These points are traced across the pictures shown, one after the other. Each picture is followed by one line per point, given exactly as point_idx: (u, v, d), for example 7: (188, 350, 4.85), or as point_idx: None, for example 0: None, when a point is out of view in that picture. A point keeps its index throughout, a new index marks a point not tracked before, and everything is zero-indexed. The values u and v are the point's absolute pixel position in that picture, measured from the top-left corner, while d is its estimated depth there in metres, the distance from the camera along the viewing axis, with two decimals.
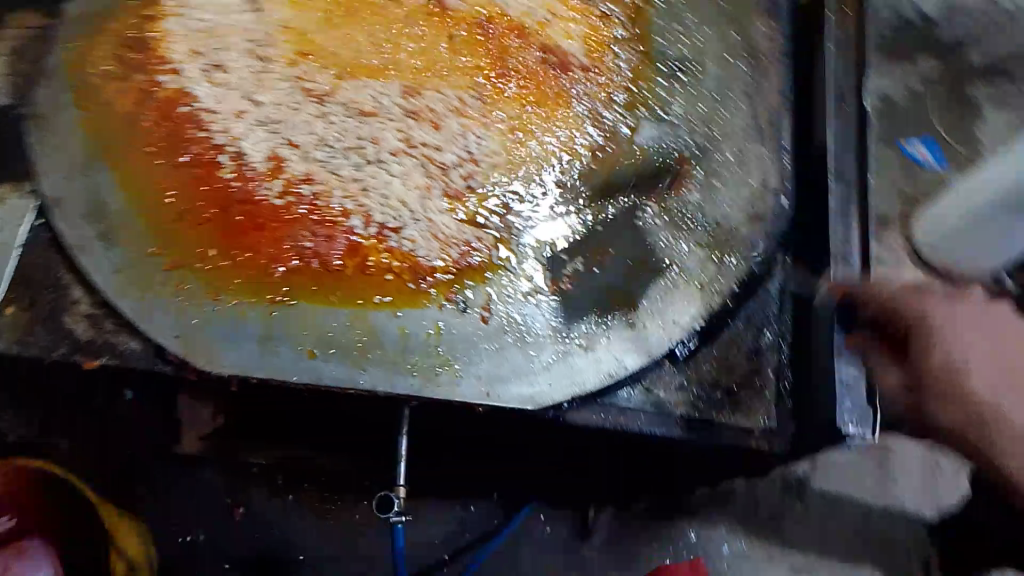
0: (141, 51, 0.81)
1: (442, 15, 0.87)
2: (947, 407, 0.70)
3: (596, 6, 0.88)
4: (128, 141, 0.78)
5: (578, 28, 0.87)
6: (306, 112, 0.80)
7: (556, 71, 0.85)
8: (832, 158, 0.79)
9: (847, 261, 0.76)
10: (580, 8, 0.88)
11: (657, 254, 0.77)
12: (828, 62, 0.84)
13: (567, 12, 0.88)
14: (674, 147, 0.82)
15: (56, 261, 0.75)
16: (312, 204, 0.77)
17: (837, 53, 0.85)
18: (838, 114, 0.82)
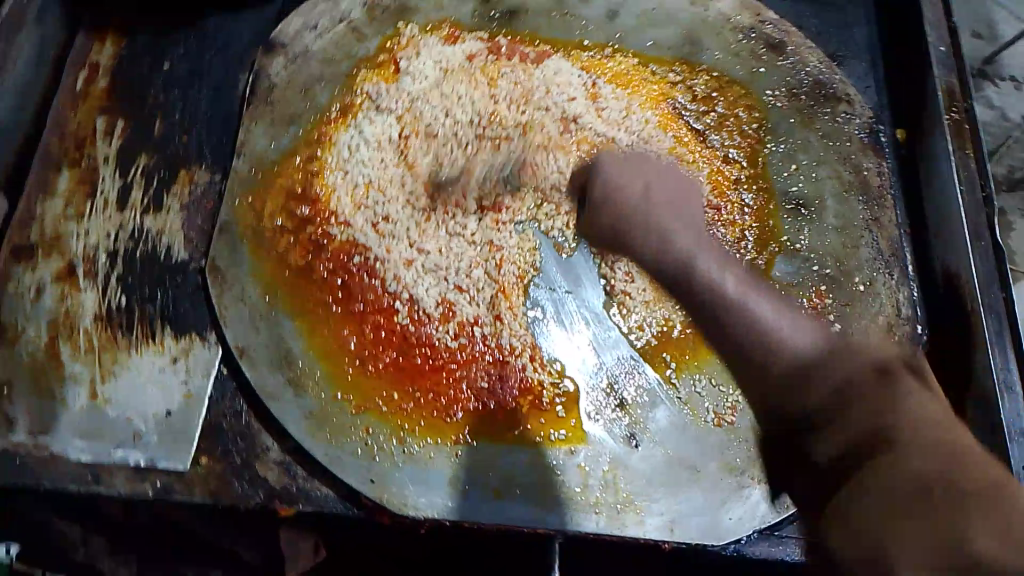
0: (309, 205, 0.86)
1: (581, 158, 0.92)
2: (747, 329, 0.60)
3: (718, 150, 0.95)
4: (305, 292, 0.82)
5: (703, 172, 0.94)
6: (468, 258, 0.85)
7: None
8: (980, 290, 0.83)
9: (1013, 392, 0.78)
10: (703, 152, 0.95)
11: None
12: (961, 194, 0.87)
13: (691, 157, 0.95)
14: (812, 279, 0.89)
15: (244, 408, 0.79)
16: (484, 345, 0.81)
17: (968, 188, 0.88)
18: (976, 249, 0.85)
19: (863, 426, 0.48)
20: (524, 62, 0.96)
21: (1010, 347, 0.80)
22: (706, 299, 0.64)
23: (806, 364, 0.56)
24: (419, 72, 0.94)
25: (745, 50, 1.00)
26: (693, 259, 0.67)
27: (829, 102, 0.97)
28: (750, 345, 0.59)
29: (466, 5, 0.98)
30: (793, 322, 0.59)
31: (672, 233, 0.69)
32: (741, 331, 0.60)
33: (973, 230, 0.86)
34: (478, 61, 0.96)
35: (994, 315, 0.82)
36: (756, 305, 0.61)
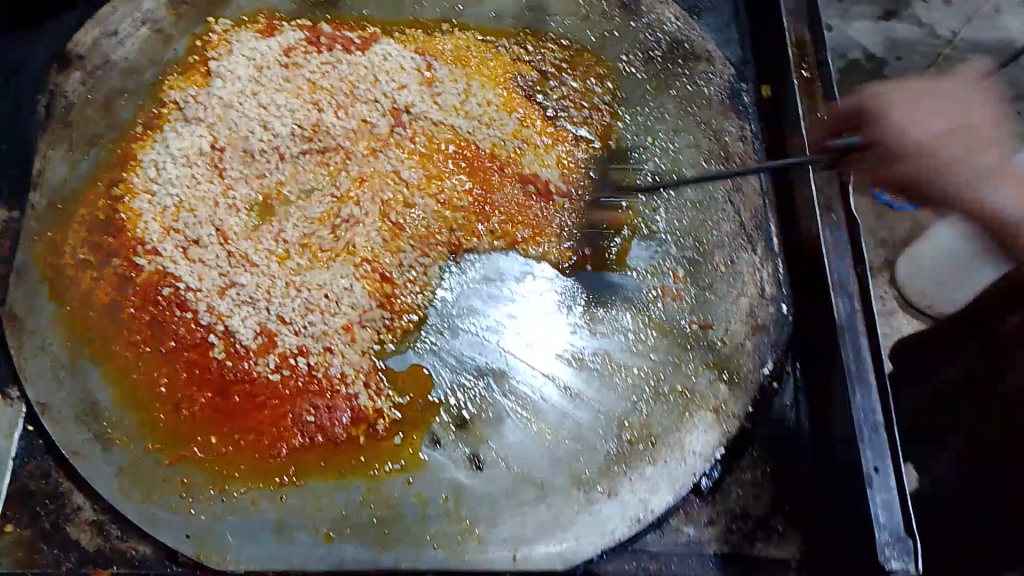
0: (114, 235, 0.79)
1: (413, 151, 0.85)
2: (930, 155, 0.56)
3: (568, 130, 0.88)
4: (113, 333, 0.76)
5: (552, 154, 0.87)
6: (280, 283, 0.77)
7: (537, 202, 0.85)
8: (828, 267, 0.75)
9: (864, 382, 0.71)
10: (551, 131, 0.88)
11: (704, 340, 0.79)
12: None
13: (540, 138, 0.87)
14: (669, 262, 0.82)
15: (53, 468, 0.72)
16: (309, 377, 0.75)
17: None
18: (824, 219, 0.77)
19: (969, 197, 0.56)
20: (344, 50, 0.88)
21: (864, 327, 0.73)
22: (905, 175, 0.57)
23: (976, 174, 0.55)
24: (231, 72, 0.86)
25: (589, 8, 0.93)
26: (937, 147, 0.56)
27: (687, 64, 0.91)
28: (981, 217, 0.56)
29: None
30: (982, 156, 0.56)
31: (924, 134, 0.56)
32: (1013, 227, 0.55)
33: (822, 199, 0.78)
34: (295, 54, 0.87)
35: (841, 291, 0.74)
36: (933, 121, 0.56)
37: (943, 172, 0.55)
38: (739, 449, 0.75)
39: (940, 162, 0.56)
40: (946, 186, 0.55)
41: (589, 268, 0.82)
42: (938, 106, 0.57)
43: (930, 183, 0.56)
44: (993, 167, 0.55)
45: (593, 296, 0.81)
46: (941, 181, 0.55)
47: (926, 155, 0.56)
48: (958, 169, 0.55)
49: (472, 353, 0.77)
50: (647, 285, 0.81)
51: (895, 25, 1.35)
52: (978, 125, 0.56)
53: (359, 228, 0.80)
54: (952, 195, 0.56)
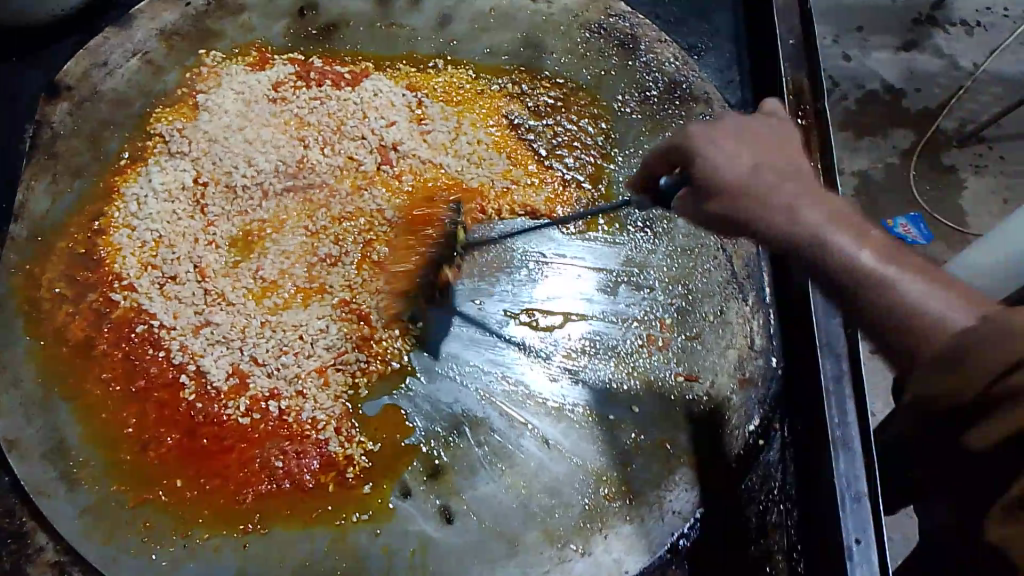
0: (91, 269, 0.78)
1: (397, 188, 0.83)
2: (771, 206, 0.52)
3: (558, 169, 0.86)
4: (85, 370, 0.74)
5: (540, 193, 0.85)
6: (256, 323, 0.76)
7: (524, 241, 0.83)
8: (816, 325, 0.73)
9: (848, 448, 0.68)
10: (541, 171, 0.86)
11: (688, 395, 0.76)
12: None
13: (529, 177, 0.85)
14: (656, 310, 0.80)
15: (17, 506, 0.71)
16: (280, 420, 0.73)
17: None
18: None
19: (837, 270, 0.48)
20: (333, 85, 0.87)
21: (851, 390, 0.70)
22: (736, 188, 0.54)
23: (792, 196, 0.52)
24: (219, 106, 0.85)
25: (586, 46, 0.92)
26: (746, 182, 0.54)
27: (683, 105, 0.89)
28: (853, 293, 0.47)
29: (276, 26, 0.90)
30: (793, 183, 0.53)
31: (729, 176, 0.55)
32: (862, 259, 0.47)
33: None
34: (285, 89, 0.87)
35: (829, 351, 0.72)
36: (783, 186, 0.53)
37: (769, 202, 0.52)
38: (721, 508, 0.72)
39: (748, 190, 0.53)
40: (759, 218, 0.53)
41: (575, 316, 0.80)
42: (764, 151, 0.56)
43: (738, 219, 0.54)
44: (801, 194, 0.52)
45: (576, 343, 0.78)
46: (766, 210, 0.52)
47: (736, 195, 0.54)
48: (775, 196, 0.52)
49: (446, 401, 0.75)
50: (631, 333, 0.79)
51: (915, 55, 1.25)
52: (766, 152, 0.57)
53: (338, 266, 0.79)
54: (766, 225, 0.52)
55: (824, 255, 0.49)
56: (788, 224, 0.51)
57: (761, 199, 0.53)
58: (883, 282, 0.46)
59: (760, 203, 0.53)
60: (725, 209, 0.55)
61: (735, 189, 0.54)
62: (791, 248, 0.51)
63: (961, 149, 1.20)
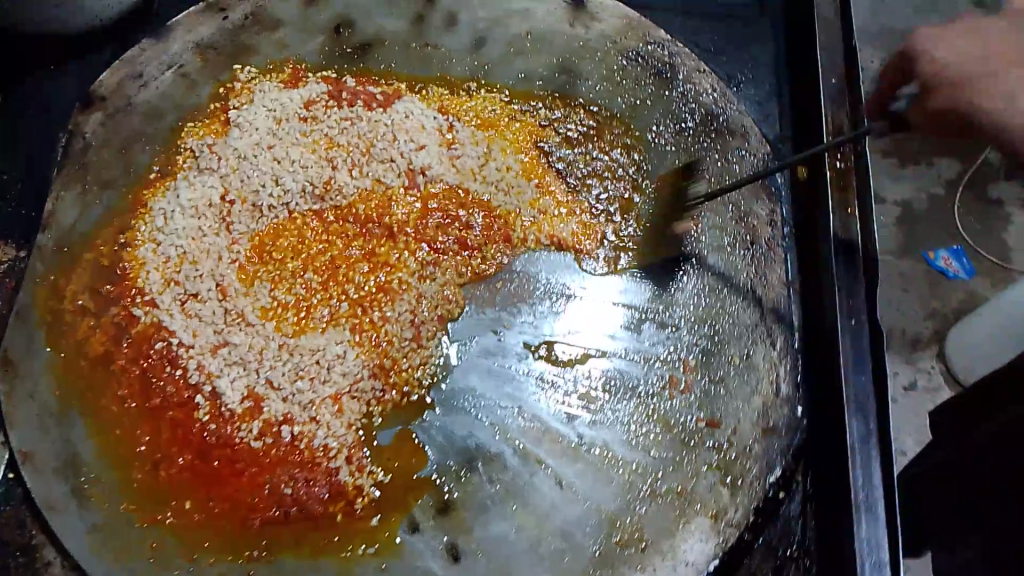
0: (115, 283, 0.78)
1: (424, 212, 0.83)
2: (967, 94, 0.66)
3: (586, 199, 0.85)
4: (102, 385, 0.75)
5: (567, 225, 0.83)
6: (273, 347, 0.75)
7: (546, 273, 0.81)
8: (845, 382, 0.71)
9: (873, 514, 0.66)
10: (569, 201, 0.85)
11: (707, 440, 0.74)
12: (836, 263, 0.76)
13: (556, 208, 0.84)
14: (681, 350, 0.78)
15: (28, 519, 0.71)
16: (291, 446, 0.73)
17: (845, 254, 0.76)
18: (845, 327, 0.73)
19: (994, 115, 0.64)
20: (365, 106, 0.87)
21: (877, 451, 0.68)
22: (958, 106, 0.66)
23: (1010, 96, 0.64)
24: (250, 123, 0.85)
25: (622, 75, 0.90)
26: (958, 80, 0.67)
27: (718, 139, 0.87)
28: (998, 134, 0.64)
29: (310, 43, 0.89)
30: (1019, 85, 0.65)
31: (975, 76, 0.66)
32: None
33: (845, 305, 0.74)
34: (316, 108, 0.86)
35: (858, 409, 0.70)
36: (991, 87, 0.65)
37: (986, 91, 0.65)
38: (737, 563, 0.70)
39: (975, 78, 0.66)
40: (979, 119, 0.65)
41: (597, 354, 0.78)
42: (993, 80, 0.66)
43: (966, 114, 0.65)
44: (1022, 85, 0.65)
45: (597, 381, 0.76)
46: (978, 92, 0.65)
47: (957, 87, 0.66)
48: (996, 88, 0.65)
49: (459, 434, 0.73)
50: (653, 373, 0.77)
51: None
52: (1004, 76, 0.66)
53: (360, 291, 0.78)
54: (982, 120, 0.65)
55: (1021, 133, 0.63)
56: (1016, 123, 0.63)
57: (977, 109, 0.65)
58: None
59: (991, 117, 0.64)
60: (965, 109, 0.65)
61: (966, 95, 0.66)
62: (987, 117, 0.65)
63: (1010, 181, 1.21)
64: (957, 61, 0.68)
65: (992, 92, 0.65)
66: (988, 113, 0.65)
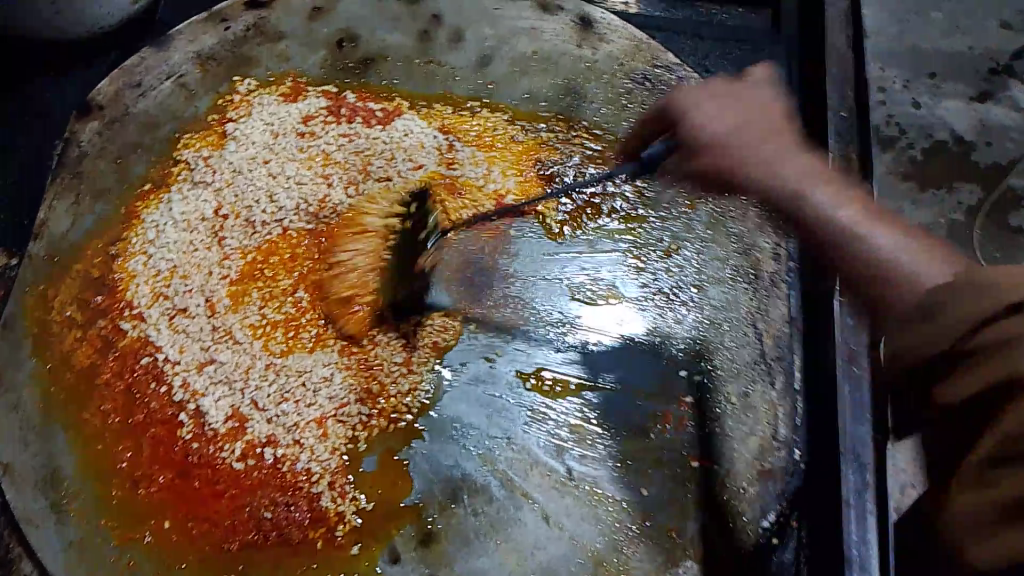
0: (104, 294, 0.77)
1: (419, 229, 0.81)
2: (718, 158, 0.67)
3: (589, 220, 0.83)
4: (86, 398, 0.73)
5: (567, 245, 0.82)
6: (259, 366, 0.74)
7: (543, 295, 0.80)
8: (844, 432, 0.70)
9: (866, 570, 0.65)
10: (571, 220, 0.83)
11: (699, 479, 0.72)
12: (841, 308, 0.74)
13: (557, 228, 0.83)
14: (676, 386, 0.76)
15: (6, 533, 0.71)
16: (273, 469, 0.71)
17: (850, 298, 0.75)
18: (847, 374, 0.72)
19: (768, 172, 0.64)
20: (364, 123, 0.86)
21: (873, 506, 0.67)
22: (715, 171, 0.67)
23: (826, 203, 0.59)
24: (247, 136, 0.84)
25: (629, 97, 0.88)
26: (707, 139, 0.68)
27: None
28: (828, 254, 0.57)
29: (313, 56, 0.88)
30: (811, 180, 0.62)
31: (729, 143, 0.67)
32: (859, 253, 0.55)
33: (847, 352, 0.73)
34: (314, 123, 0.85)
35: (856, 460, 0.69)
36: (767, 146, 0.66)
37: (756, 159, 0.65)
38: None
39: (736, 144, 0.67)
40: (745, 181, 0.65)
41: (588, 385, 0.76)
42: (795, 173, 0.63)
43: (726, 177, 0.66)
44: (781, 151, 0.65)
45: (590, 414, 0.75)
46: (741, 158, 0.66)
47: (720, 151, 0.67)
48: (761, 151, 0.65)
49: (445, 464, 0.72)
50: (647, 409, 0.75)
51: (990, 106, 1.09)
52: (817, 176, 0.63)
53: (349, 311, 0.77)
54: (807, 215, 0.60)
55: (833, 239, 0.57)
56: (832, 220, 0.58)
57: (794, 200, 0.61)
58: (872, 250, 0.54)
59: (820, 215, 0.59)
60: (784, 201, 0.62)
61: (727, 150, 0.67)
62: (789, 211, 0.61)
63: None
64: (706, 119, 0.69)
65: (750, 159, 0.65)
66: (754, 183, 0.64)
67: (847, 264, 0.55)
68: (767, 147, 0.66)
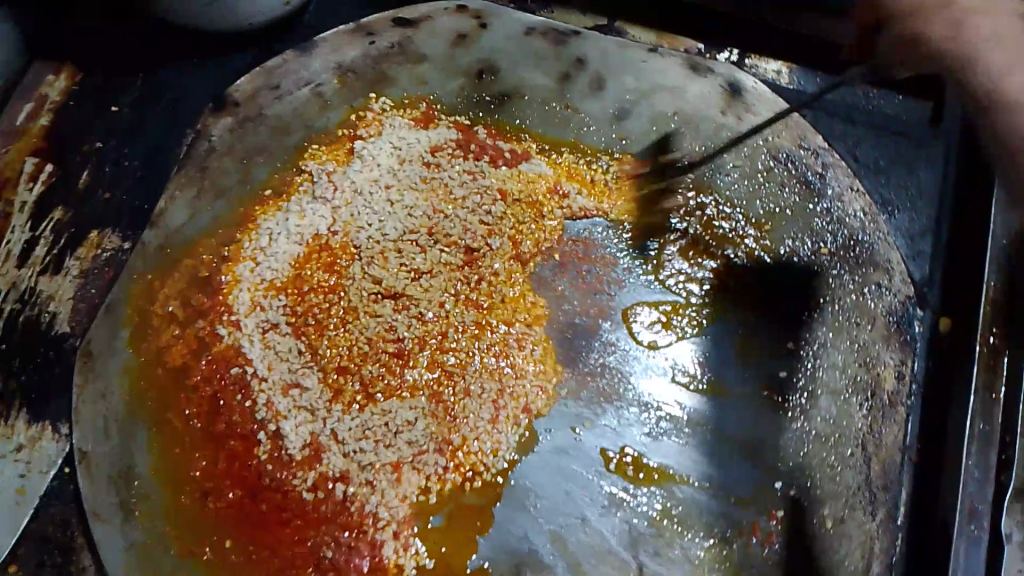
0: (207, 295, 0.77)
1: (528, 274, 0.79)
2: (905, 20, 0.60)
3: (698, 294, 0.79)
4: (171, 399, 0.73)
5: (672, 317, 0.78)
6: (345, 398, 0.73)
7: (635, 370, 0.76)
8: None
9: None
10: (682, 291, 0.79)
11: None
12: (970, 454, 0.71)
13: (663, 293, 0.79)
14: (770, 498, 0.72)
15: (73, 519, 0.71)
16: (341, 507, 0.70)
17: (981, 445, 0.71)
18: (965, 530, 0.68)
19: (955, 45, 0.57)
20: (492, 160, 0.84)
21: None
22: (899, 33, 0.61)
23: (963, 18, 0.58)
24: (373, 158, 0.83)
25: (766, 175, 0.83)
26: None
27: (857, 269, 0.79)
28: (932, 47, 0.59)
29: (450, 84, 0.86)
30: (1000, 19, 0.57)
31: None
32: (956, 53, 0.57)
33: (971, 508, 0.69)
34: (441, 155, 0.84)
35: None
36: (973, 2, 0.58)
37: (942, 15, 0.59)
38: None
39: (937, 4, 0.59)
40: (932, 39, 0.59)
41: (677, 478, 0.72)
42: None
43: (917, 44, 0.60)
44: (981, 8, 0.57)
45: (672, 509, 0.71)
46: (926, 22, 0.59)
47: (907, 15, 0.60)
48: (954, 8, 0.58)
49: (513, 534, 0.69)
50: (735, 516, 0.71)
51: None
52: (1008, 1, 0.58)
53: (450, 355, 0.75)
54: (928, 42, 0.59)
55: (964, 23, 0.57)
56: (941, 39, 0.58)
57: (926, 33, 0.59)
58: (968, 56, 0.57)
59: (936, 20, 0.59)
60: (907, 42, 0.61)
61: (910, 18, 0.60)
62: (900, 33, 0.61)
63: None
64: None
65: (927, 20, 0.59)
66: (946, 49, 0.58)
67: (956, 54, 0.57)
68: (972, 4, 0.58)
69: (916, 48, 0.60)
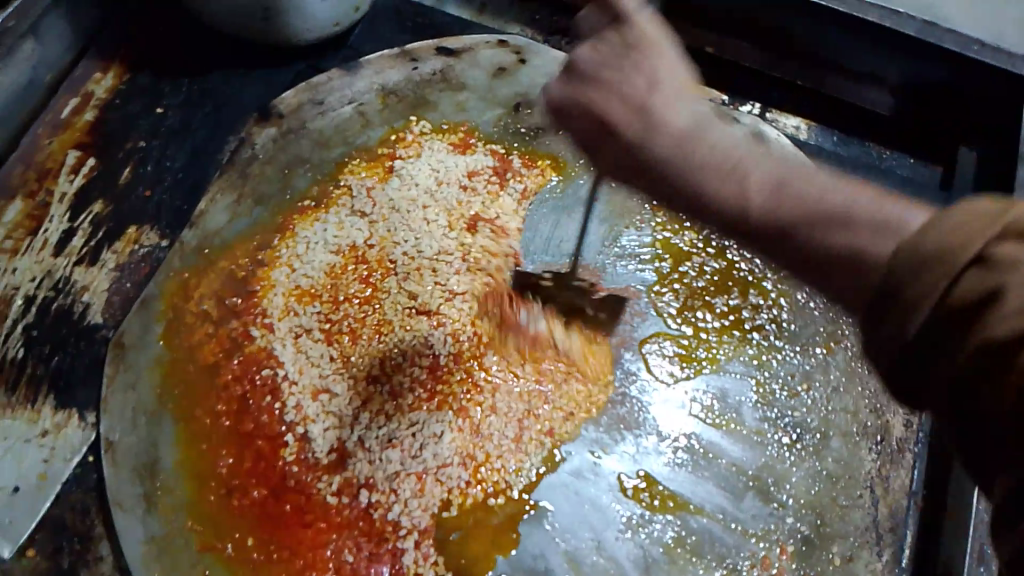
0: (242, 297, 0.79)
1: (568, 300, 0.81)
2: (631, 136, 0.52)
3: (713, 328, 0.82)
4: (201, 395, 0.74)
5: (691, 349, 0.81)
6: (374, 407, 0.75)
7: (650, 398, 0.78)
8: None
9: None
10: (699, 327, 0.82)
11: None
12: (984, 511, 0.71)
13: (682, 327, 0.82)
14: (781, 532, 0.73)
15: (93, 507, 0.71)
16: (365, 512, 0.71)
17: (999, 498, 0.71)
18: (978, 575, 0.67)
19: (728, 188, 0.48)
20: (523, 193, 0.86)
21: None
22: (651, 153, 0.51)
23: (695, 165, 0.50)
24: (411, 176, 0.86)
25: None
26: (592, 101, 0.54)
27: None
28: (675, 172, 0.50)
29: (489, 113, 0.90)
30: (721, 160, 0.49)
31: (616, 106, 0.53)
32: (731, 214, 0.48)
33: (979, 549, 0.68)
34: (477, 179, 0.86)
35: None
36: (667, 124, 0.51)
37: (674, 135, 0.51)
38: None
39: (631, 122, 0.52)
40: (664, 163, 0.50)
41: (692, 508, 0.73)
42: (655, 56, 0.54)
43: (678, 173, 0.50)
44: (726, 146, 0.50)
45: (685, 538, 0.72)
46: (629, 152, 0.52)
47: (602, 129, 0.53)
48: (668, 122, 0.51)
49: (530, 552, 0.70)
50: (745, 549, 0.72)
51: None
52: (698, 102, 0.53)
53: (477, 373, 0.77)
54: (677, 180, 0.50)
55: (746, 219, 0.48)
56: (662, 173, 0.50)
57: (635, 149, 0.51)
58: (738, 203, 0.48)
59: (634, 159, 0.52)
60: (632, 164, 0.52)
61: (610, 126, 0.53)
62: (627, 166, 0.52)
63: None
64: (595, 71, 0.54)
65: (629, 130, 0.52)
66: (682, 176, 0.50)
67: (811, 276, 0.46)
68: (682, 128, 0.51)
69: (632, 170, 0.52)
